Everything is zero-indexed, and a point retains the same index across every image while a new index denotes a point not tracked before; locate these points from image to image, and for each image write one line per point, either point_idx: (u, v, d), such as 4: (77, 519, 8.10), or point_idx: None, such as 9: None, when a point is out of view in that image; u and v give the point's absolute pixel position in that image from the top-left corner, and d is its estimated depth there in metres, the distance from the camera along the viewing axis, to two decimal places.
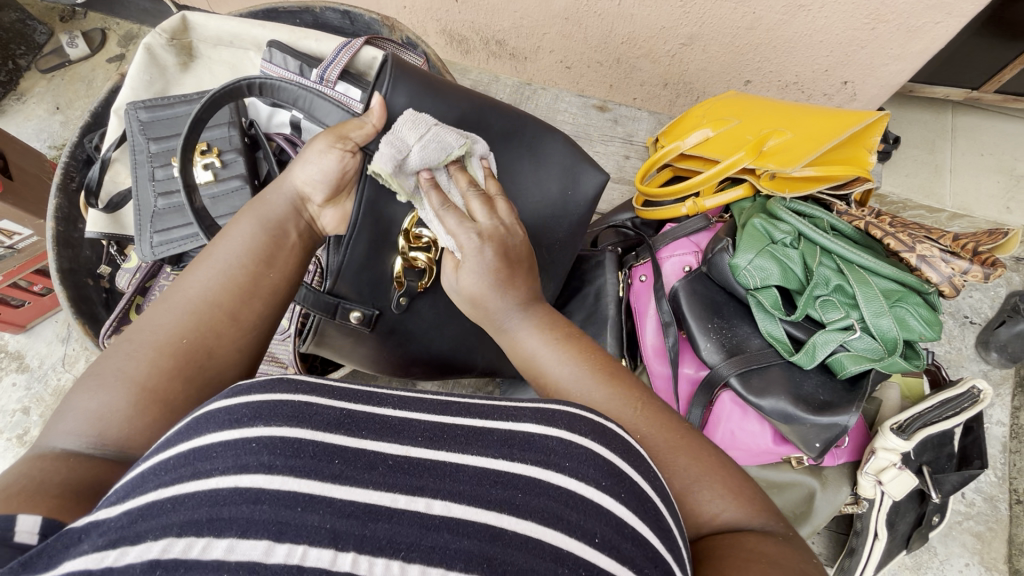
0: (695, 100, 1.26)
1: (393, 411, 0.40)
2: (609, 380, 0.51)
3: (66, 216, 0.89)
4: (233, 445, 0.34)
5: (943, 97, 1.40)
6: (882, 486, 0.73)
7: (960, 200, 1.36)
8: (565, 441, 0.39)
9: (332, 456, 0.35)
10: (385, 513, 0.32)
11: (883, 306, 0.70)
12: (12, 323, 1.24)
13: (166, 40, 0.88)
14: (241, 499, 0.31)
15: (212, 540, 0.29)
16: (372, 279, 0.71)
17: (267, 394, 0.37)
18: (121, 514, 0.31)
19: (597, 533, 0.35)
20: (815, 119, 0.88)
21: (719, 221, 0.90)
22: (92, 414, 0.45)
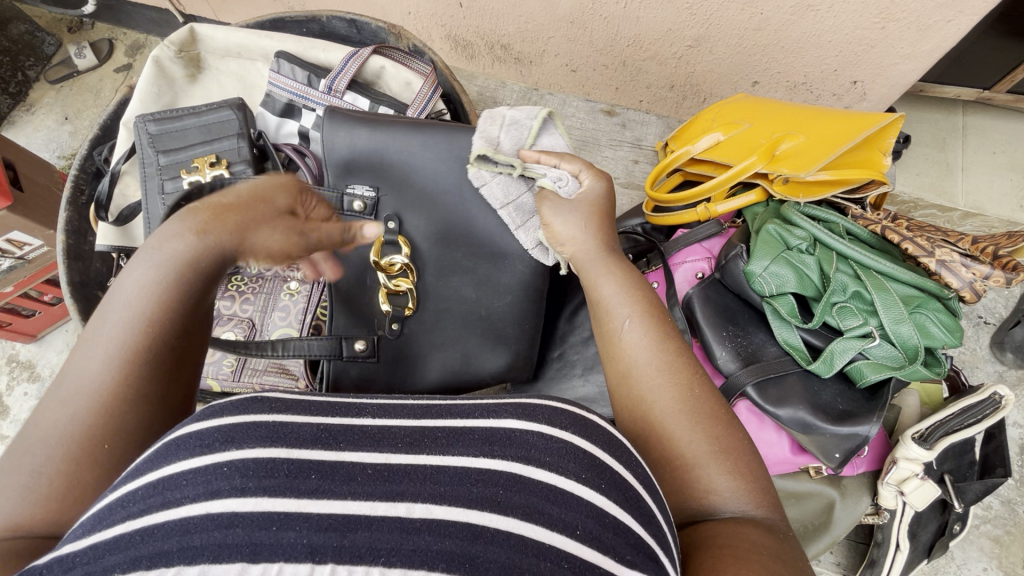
0: (702, 102, 1.25)
1: (372, 420, 0.41)
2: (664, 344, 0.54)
3: (77, 229, 0.89)
4: (204, 471, 0.34)
5: (954, 96, 1.38)
6: (904, 497, 0.72)
7: (972, 199, 1.34)
8: (543, 436, 0.40)
9: (309, 472, 0.35)
10: (363, 522, 0.33)
11: (903, 313, 0.68)
12: (23, 333, 1.25)
13: (175, 52, 0.89)
14: (213, 525, 0.31)
15: (183, 567, 0.29)
16: (361, 310, 0.75)
17: (239, 416, 0.38)
18: (89, 547, 0.31)
19: (578, 526, 0.35)
20: (828, 121, 0.87)
21: (732, 226, 0.89)
22: (25, 487, 0.41)
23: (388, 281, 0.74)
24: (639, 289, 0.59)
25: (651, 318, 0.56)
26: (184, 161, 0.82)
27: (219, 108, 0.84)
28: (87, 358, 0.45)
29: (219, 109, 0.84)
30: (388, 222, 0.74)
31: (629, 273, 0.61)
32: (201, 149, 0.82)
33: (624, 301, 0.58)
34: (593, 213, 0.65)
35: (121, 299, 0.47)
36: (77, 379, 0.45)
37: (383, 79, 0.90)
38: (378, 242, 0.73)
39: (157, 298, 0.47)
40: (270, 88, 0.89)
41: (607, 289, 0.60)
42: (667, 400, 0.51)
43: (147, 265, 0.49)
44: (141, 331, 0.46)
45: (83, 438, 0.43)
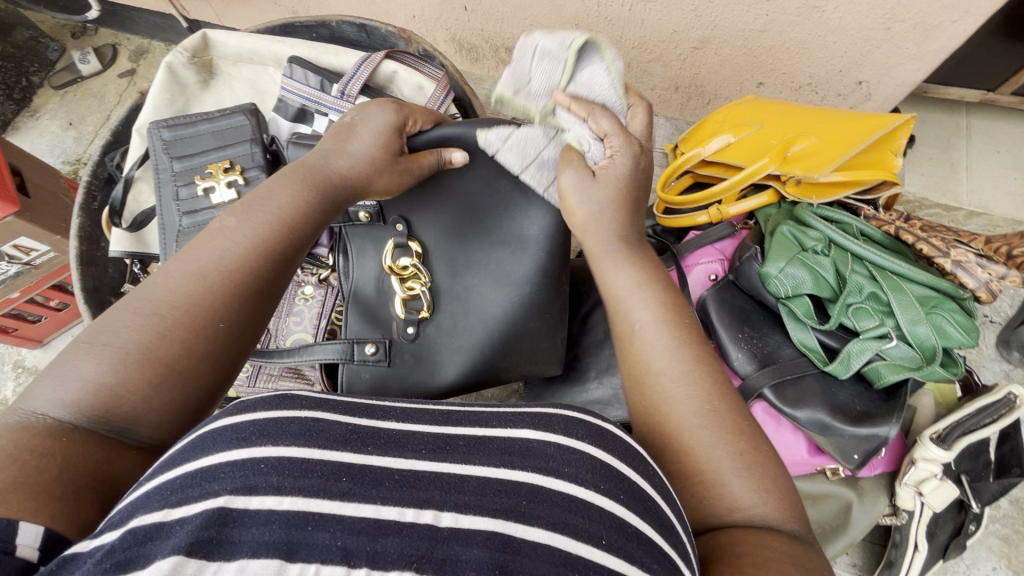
0: (707, 103, 1.25)
1: (396, 424, 0.40)
2: (683, 350, 0.53)
3: (89, 235, 0.89)
4: (241, 465, 0.33)
5: (958, 97, 1.38)
6: (922, 498, 0.72)
7: (977, 197, 1.34)
8: (561, 447, 0.40)
9: (339, 473, 0.35)
10: (394, 528, 0.32)
11: (919, 313, 0.69)
12: (29, 339, 1.25)
13: (188, 58, 0.89)
14: (251, 521, 0.31)
15: (223, 565, 0.29)
16: (374, 315, 0.74)
17: (272, 412, 0.37)
18: (126, 534, 0.30)
19: (603, 536, 0.35)
20: (838, 122, 0.87)
21: (744, 228, 0.89)
22: (94, 383, 0.41)
23: (401, 285, 0.73)
24: (664, 291, 0.58)
25: (675, 321, 0.55)
26: (197, 167, 0.82)
27: (232, 113, 0.84)
28: (184, 266, 0.48)
29: (232, 115, 0.83)
30: (396, 224, 0.74)
31: (653, 274, 0.60)
32: (214, 154, 0.82)
33: (646, 301, 0.57)
34: (616, 200, 0.61)
35: (231, 223, 0.51)
36: (173, 285, 0.46)
37: (395, 83, 0.90)
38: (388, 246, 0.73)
39: (260, 232, 0.51)
40: (285, 93, 0.88)
41: (623, 286, 0.59)
42: (693, 409, 0.50)
43: (260, 195, 0.54)
44: (243, 260, 0.49)
45: (157, 350, 0.43)
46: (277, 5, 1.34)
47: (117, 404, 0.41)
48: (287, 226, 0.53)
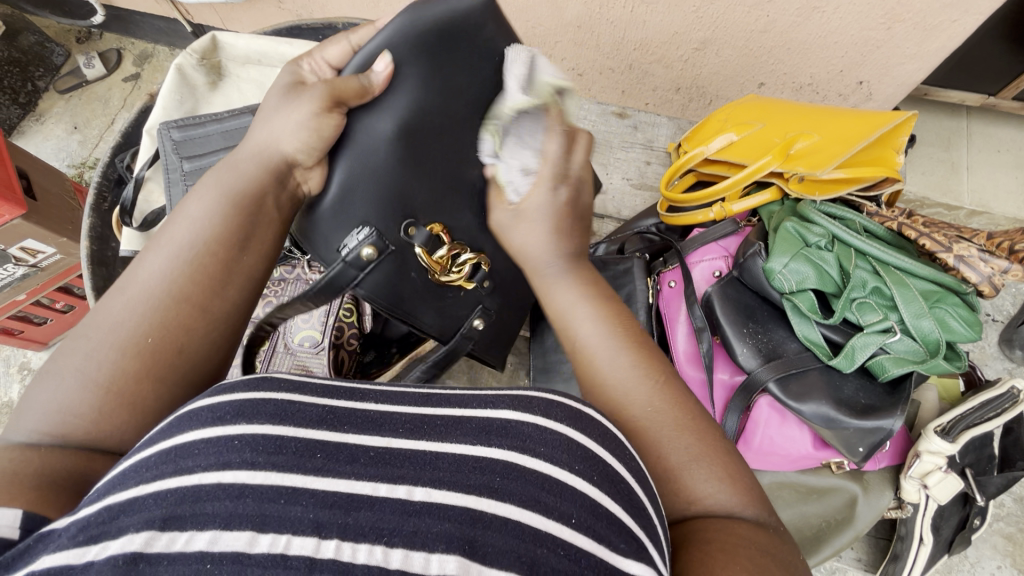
0: (708, 104, 1.25)
1: (375, 405, 0.42)
2: (634, 350, 0.53)
3: (100, 235, 0.90)
4: (215, 442, 0.35)
5: (959, 101, 1.39)
6: (927, 490, 0.72)
7: (978, 197, 1.35)
8: (539, 427, 0.41)
9: (314, 451, 0.37)
10: (366, 502, 0.34)
11: (923, 307, 0.69)
12: (34, 341, 1.26)
13: (197, 60, 0.91)
14: (223, 494, 0.33)
15: (195, 534, 0.30)
16: (454, 316, 0.76)
17: (249, 394, 0.39)
18: (103, 510, 0.32)
19: (573, 515, 0.36)
20: (840, 120, 0.88)
21: (747, 225, 0.90)
22: (52, 409, 0.43)
23: (454, 274, 0.72)
24: (605, 301, 0.58)
25: (616, 324, 0.55)
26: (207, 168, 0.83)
27: (240, 114, 0.84)
28: (132, 279, 0.48)
29: (241, 115, 0.84)
30: (406, 228, 0.67)
31: (595, 284, 0.59)
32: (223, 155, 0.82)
33: (590, 310, 0.56)
34: (557, 216, 0.61)
35: (160, 243, 0.50)
36: (108, 309, 0.47)
37: None
38: (418, 250, 0.68)
39: (187, 248, 0.50)
40: None
41: (566, 298, 0.58)
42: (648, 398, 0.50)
43: (188, 208, 0.53)
44: (171, 277, 0.48)
45: (95, 375, 0.44)
46: (282, 9, 1.35)
47: (72, 429, 0.42)
48: (212, 239, 0.51)
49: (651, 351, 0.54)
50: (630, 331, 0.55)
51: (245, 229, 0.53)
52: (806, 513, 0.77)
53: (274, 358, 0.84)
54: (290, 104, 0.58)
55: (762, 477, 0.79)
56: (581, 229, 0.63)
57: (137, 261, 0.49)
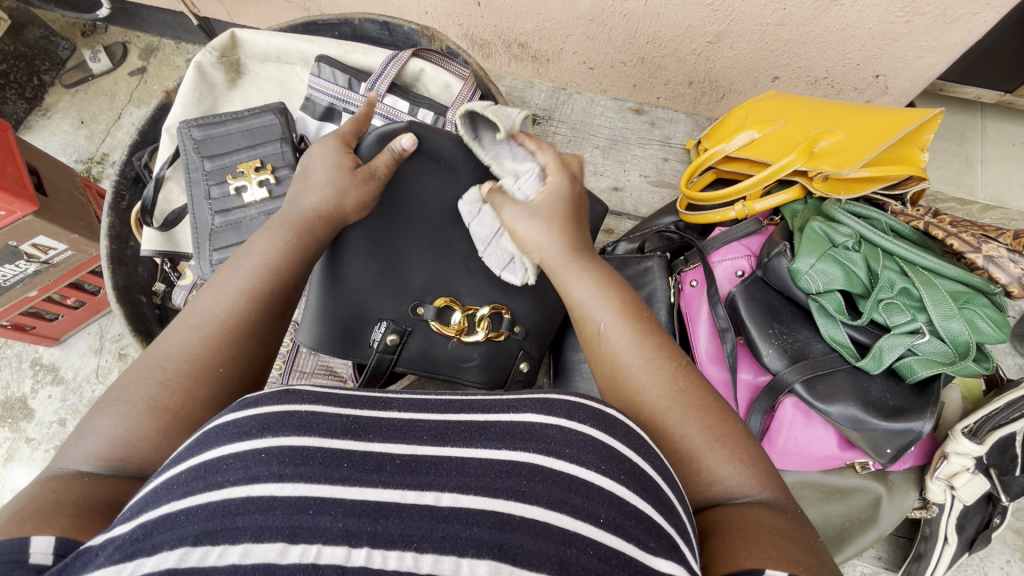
0: (720, 98, 1.22)
1: (398, 414, 0.42)
2: (647, 342, 0.54)
3: (119, 234, 0.90)
4: (243, 457, 0.36)
5: (974, 97, 1.38)
6: (953, 491, 0.72)
7: (991, 191, 1.34)
8: (563, 430, 0.41)
9: (340, 460, 0.37)
10: (394, 509, 0.35)
11: (952, 308, 0.69)
12: (45, 336, 1.26)
13: (216, 58, 0.90)
14: (254, 508, 0.33)
15: (228, 547, 0.31)
16: (487, 364, 0.84)
17: (273, 407, 0.39)
18: (137, 528, 0.33)
19: (601, 514, 0.36)
20: (865, 118, 0.87)
21: (771, 223, 0.89)
22: (115, 436, 0.45)
23: (478, 330, 0.80)
24: (613, 285, 0.59)
25: (625, 308, 0.57)
26: (229, 167, 0.83)
27: (261, 113, 0.84)
28: (188, 319, 0.52)
29: (262, 114, 0.84)
30: (416, 308, 0.79)
31: (603, 273, 0.61)
32: (244, 154, 0.83)
33: (594, 294, 0.58)
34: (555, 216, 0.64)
35: (229, 279, 0.55)
36: (179, 341, 0.50)
37: (422, 81, 0.91)
38: (437, 326, 0.78)
39: (252, 284, 0.55)
40: (312, 92, 0.89)
41: (582, 290, 0.59)
42: (652, 384, 0.52)
43: (257, 243, 0.59)
44: (237, 311, 0.53)
45: (162, 400, 0.47)
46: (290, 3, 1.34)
47: (133, 452, 0.45)
48: (274, 276, 0.57)
49: (661, 340, 0.55)
50: (640, 319, 0.56)
51: (302, 273, 0.60)
52: (829, 513, 0.77)
53: (297, 357, 0.86)
54: (349, 185, 0.66)
55: (785, 476, 0.80)
56: (577, 222, 0.65)
57: (198, 300, 0.54)
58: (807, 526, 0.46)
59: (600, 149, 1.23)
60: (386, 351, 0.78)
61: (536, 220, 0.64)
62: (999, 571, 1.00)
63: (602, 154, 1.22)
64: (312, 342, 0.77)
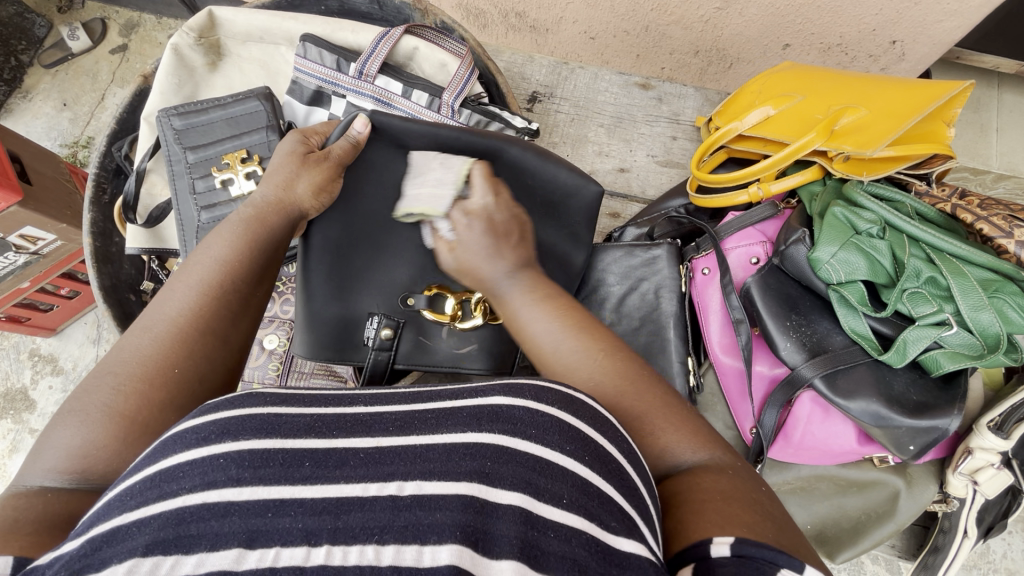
0: (727, 67, 1.15)
1: (364, 407, 0.41)
2: (580, 334, 0.50)
3: (103, 230, 0.85)
4: (199, 463, 0.34)
5: (992, 65, 1.31)
6: (976, 486, 0.69)
7: (1006, 160, 1.29)
8: (529, 410, 0.39)
9: (302, 459, 0.35)
10: (357, 503, 0.33)
11: (982, 298, 0.65)
12: (42, 327, 1.22)
13: (194, 39, 0.84)
14: (209, 514, 0.31)
15: (182, 558, 0.29)
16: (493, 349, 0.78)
17: (233, 412, 0.38)
18: (85, 542, 0.31)
19: (565, 495, 0.35)
20: (888, 93, 0.83)
21: (787, 207, 0.85)
22: (73, 447, 0.43)
23: (474, 314, 0.75)
24: (553, 296, 0.53)
25: (566, 317, 0.51)
26: (213, 159, 0.78)
27: (245, 98, 0.79)
28: (143, 320, 0.50)
29: (245, 100, 0.79)
30: (406, 299, 0.75)
31: (545, 287, 0.54)
32: (229, 144, 0.78)
33: (539, 310, 0.52)
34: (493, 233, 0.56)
35: (179, 277, 0.53)
36: (133, 344, 0.47)
37: (416, 60, 0.85)
38: (431, 316, 0.74)
39: (206, 279, 0.52)
40: (298, 74, 0.83)
41: (514, 299, 0.54)
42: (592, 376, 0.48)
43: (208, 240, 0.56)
44: (191, 307, 0.50)
45: (118, 407, 0.44)
46: None
47: (94, 463, 0.43)
48: (228, 272, 0.53)
49: (591, 329, 0.50)
50: (571, 313, 0.51)
51: (258, 263, 0.56)
52: (845, 505, 0.77)
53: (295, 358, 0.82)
54: (301, 176, 0.64)
55: (800, 470, 0.78)
56: (521, 231, 0.58)
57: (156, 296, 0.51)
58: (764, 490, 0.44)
59: (605, 127, 1.16)
60: (382, 347, 0.75)
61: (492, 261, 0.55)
62: (1004, 545, 0.99)
63: (607, 133, 1.16)
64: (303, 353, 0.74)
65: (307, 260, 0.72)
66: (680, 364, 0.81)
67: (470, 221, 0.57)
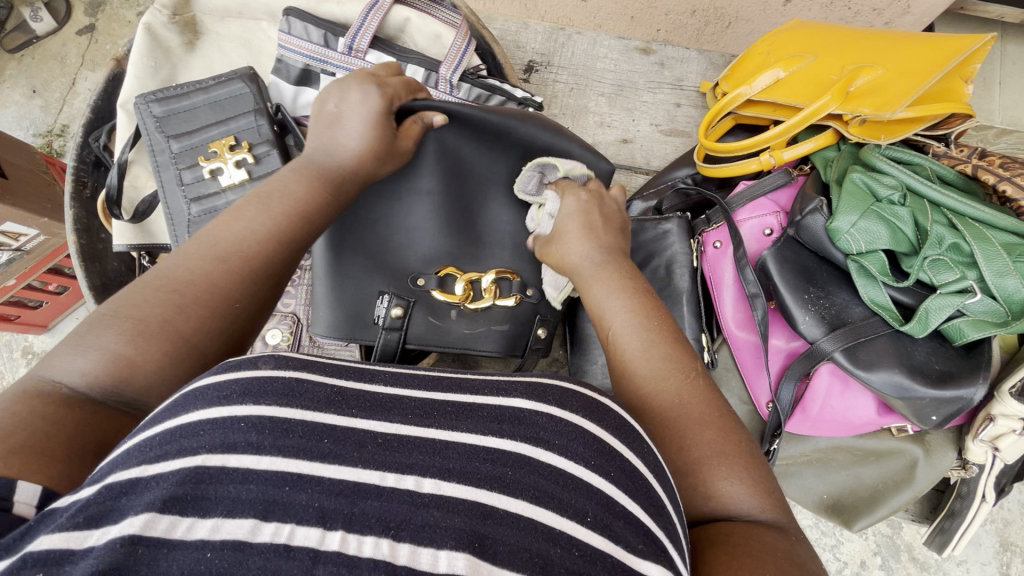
0: (726, 26, 1.09)
1: (384, 387, 0.39)
2: (666, 345, 0.52)
3: (87, 226, 0.81)
4: (222, 423, 0.32)
5: (997, 15, 1.26)
6: (996, 452, 0.69)
7: (1010, 114, 1.25)
8: (554, 419, 0.38)
9: (321, 435, 0.34)
10: (374, 492, 0.32)
11: (1007, 264, 0.63)
12: (33, 325, 1.17)
13: (168, 18, 0.78)
14: (228, 479, 0.30)
15: (198, 521, 0.28)
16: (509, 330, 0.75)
17: (257, 372, 0.36)
18: (103, 489, 0.29)
19: (589, 513, 0.34)
20: (905, 50, 0.79)
21: (800, 174, 0.82)
22: (116, 355, 0.41)
23: (487, 293, 0.72)
24: (643, 301, 0.56)
25: (650, 316, 0.54)
26: (200, 147, 0.73)
27: (228, 81, 0.74)
28: (201, 246, 0.48)
29: (229, 82, 0.74)
30: (416, 278, 0.70)
31: (632, 284, 0.58)
32: (215, 130, 0.73)
33: (624, 309, 0.55)
34: (583, 225, 0.63)
35: (245, 211, 0.51)
36: (191, 266, 0.46)
37: (408, 32, 0.80)
38: (442, 295, 0.70)
39: (278, 225, 0.51)
40: (283, 52, 0.78)
41: (602, 295, 0.57)
42: (678, 390, 0.49)
43: (273, 186, 0.53)
44: (256, 246, 0.49)
45: (177, 323, 0.43)
46: None
47: (133, 375, 0.41)
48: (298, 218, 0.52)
49: (678, 347, 0.52)
50: (660, 323, 0.53)
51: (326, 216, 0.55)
52: (862, 474, 0.77)
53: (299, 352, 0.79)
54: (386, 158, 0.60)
55: (816, 441, 0.78)
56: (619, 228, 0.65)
57: (220, 220, 0.50)
58: (807, 545, 0.44)
59: (606, 96, 1.11)
60: (392, 327, 0.70)
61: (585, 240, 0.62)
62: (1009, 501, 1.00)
63: (608, 102, 1.11)
64: (320, 331, 0.71)
65: (346, 229, 0.68)
66: (694, 341, 0.79)
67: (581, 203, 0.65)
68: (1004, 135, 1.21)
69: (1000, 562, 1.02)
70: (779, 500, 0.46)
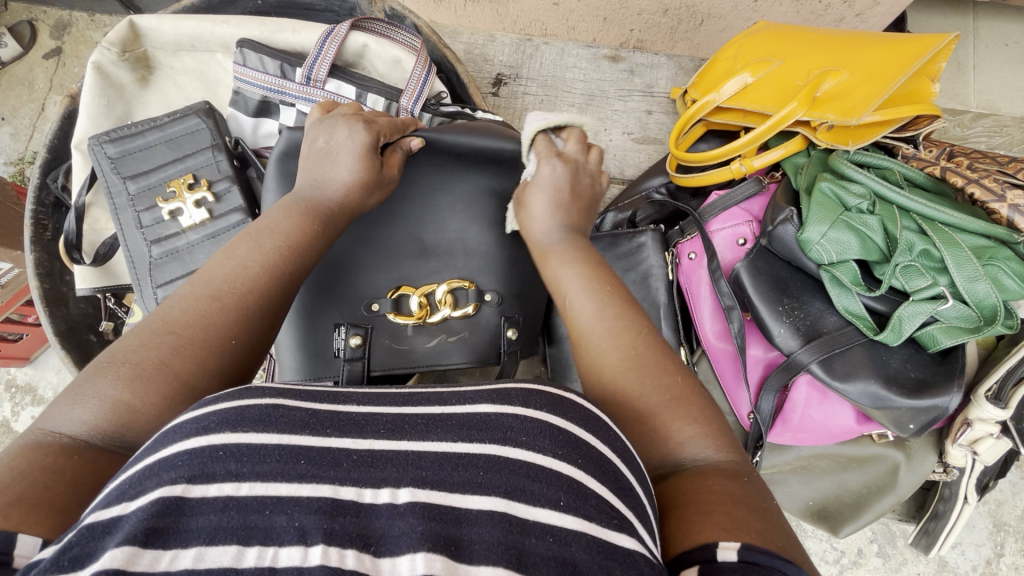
0: (699, 24, 1.06)
1: (356, 407, 0.36)
2: (617, 309, 0.51)
3: (50, 270, 0.79)
4: (200, 454, 0.30)
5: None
6: (975, 455, 0.69)
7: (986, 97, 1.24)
8: (520, 417, 0.35)
9: (298, 456, 0.31)
10: (352, 508, 0.30)
11: (977, 269, 0.63)
12: (15, 358, 1.12)
13: (117, 55, 0.77)
14: (207, 508, 0.28)
15: (179, 552, 0.26)
16: (479, 340, 0.72)
17: (234, 402, 0.33)
18: (83, 531, 0.27)
19: (560, 497, 0.31)
20: (871, 51, 0.78)
21: (771, 180, 0.81)
22: (111, 405, 0.39)
23: (442, 305, 0.69)
24: (594, 268, 0.56)
25: (604, 286, 0.54)
26: (156, 187, 0.71)
27: (183, 117, 0.73)
28: (191, 287, 0.46)
29: (184, 118, 0.72)
30: (369, 305, 0.67)
31: (590, 259, 0.57)
32: (173, 169, 0.72)
33: (580, 279, 0.54)
34: (569, 191, 0.61)
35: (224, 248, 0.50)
36: (191, 305, 0.44)
37: (367, 58, 0.79)
38: (396, 315, 0.68)
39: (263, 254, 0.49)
40: (240, 84, 0.77)
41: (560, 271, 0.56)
42: (630, 342, 0.49)
43: (264, 225, 0.52)
44: (252, 280, 0.47)
45: (173, 365, 0.41)
46: None
47: (134, 420, 0.39)
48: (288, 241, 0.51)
49: (630, 307, 0.52)
50: (611, 288, 0.54)
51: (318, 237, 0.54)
52: (847, 480, 0.77)
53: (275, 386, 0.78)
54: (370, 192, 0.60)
55: (800, 450, 0.78)
56: (588, 201, 0.63)
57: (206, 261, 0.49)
58: (767, 492, 0.42)
59: (577, 106, 1.10)
60: (355, 358, 0.66)
61: (559, 204, 0.61)
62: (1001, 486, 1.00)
63: (580, 112, 1.10)
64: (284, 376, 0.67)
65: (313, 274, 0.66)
66: None
67: (557, 163, 0.61)
68: (979, 118, 1.21)
69: (994, 543, 1.02)
70: (728, 439, 0.45)
